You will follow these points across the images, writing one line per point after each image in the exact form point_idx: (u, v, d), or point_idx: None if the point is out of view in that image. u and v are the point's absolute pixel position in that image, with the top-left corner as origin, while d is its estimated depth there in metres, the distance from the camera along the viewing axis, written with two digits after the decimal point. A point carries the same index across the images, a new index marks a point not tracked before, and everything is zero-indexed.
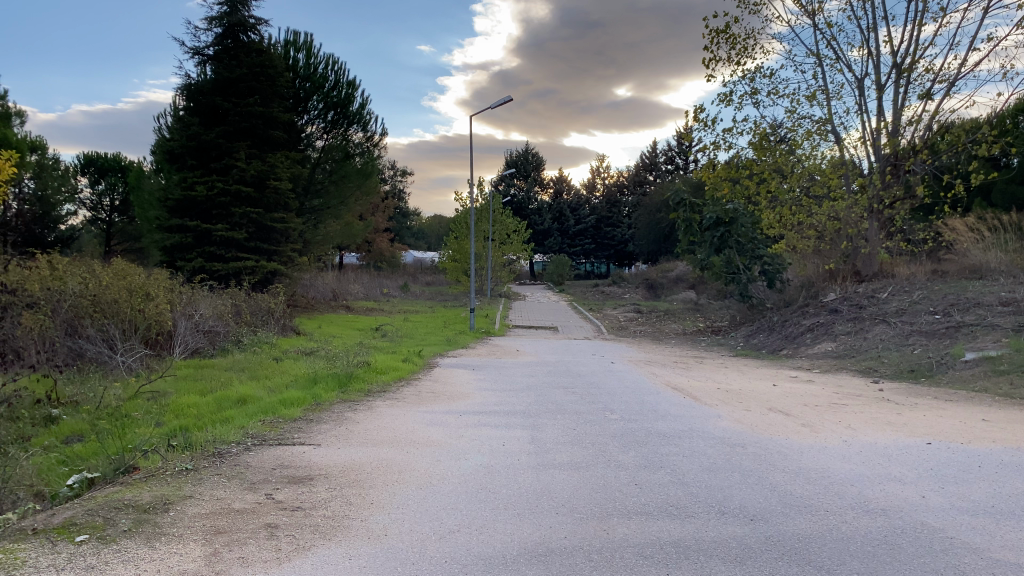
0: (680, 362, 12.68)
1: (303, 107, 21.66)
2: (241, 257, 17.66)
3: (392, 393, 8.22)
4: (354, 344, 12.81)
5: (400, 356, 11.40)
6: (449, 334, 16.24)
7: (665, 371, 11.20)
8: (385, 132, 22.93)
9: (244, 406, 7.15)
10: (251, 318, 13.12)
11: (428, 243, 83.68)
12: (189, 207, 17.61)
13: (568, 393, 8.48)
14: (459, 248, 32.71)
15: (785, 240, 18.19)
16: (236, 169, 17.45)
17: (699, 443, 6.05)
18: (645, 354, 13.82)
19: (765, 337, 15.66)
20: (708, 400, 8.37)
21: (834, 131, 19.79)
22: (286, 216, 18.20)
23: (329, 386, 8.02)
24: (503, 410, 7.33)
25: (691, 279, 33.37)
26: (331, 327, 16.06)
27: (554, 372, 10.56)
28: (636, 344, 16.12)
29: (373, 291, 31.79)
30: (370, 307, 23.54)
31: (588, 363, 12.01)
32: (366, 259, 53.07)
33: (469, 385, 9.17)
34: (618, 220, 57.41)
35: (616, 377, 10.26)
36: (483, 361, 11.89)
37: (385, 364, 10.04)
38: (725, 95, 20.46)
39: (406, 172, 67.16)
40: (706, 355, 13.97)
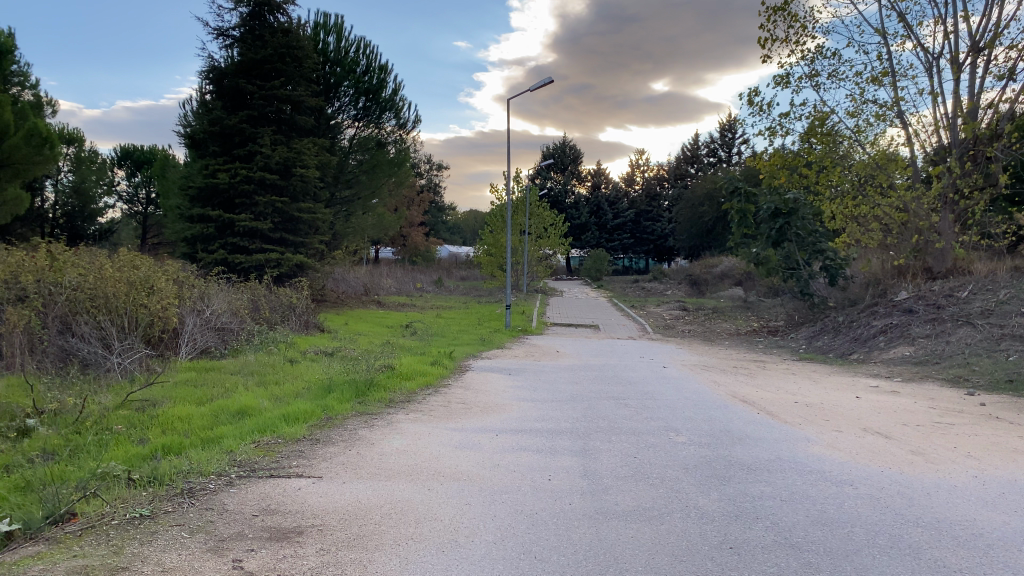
0: (740, 368, 11.40)
1: (334, 93, 20.61)
2: (266, 249, 16.67)
3: (417, 404, 7.07)
4: (380, 343, 11.73)
5: (429, 358, 10.27)
6: (484, 333, 15.07)
7: (727, 379, 9.93)
8: (419, 119, 21.82)
9: (241, 420, 6.08)
10: (270, 314, 12.11)
11: (463, 238, 82.89)
12: (212, 196, 16.68)
13: (622, 406, 7.27)
14: (495, 242, 31.54)
15: (849, 233, 16.71)
16: (260, 156, 16.45)
17: (795, 480, 4.82)
18: (699, 357, 12.53)
19: (830, 340, 14.24)
20: (786, 417, 7.11)
21: (903, 117, 18.19)
22: (313, 206, 17.16)
23: (344, 395, 6.91)
24: (547, 429, 6.13)
25: (738, 275, 31.87)
26: (357, 324, 15.00)
27: (602, 379, 9.35)
28: (688, 346, 14.82)
29: (407, 286, 30.86)
30: (402, 302, 22.51)
31: (638, 368, 10.79)
32: (401, 253, 52.22)
33: (505, 393, 8.00)
34: (658, 214, 55.99)
35: (673, 385, 9.03)
36: (521, 364, 10.70)
37: (412, 367, 8.93)
38: (783, 78, 19.01)
39: (442, 166, 66.10)
40: (766, 359, 12.63)
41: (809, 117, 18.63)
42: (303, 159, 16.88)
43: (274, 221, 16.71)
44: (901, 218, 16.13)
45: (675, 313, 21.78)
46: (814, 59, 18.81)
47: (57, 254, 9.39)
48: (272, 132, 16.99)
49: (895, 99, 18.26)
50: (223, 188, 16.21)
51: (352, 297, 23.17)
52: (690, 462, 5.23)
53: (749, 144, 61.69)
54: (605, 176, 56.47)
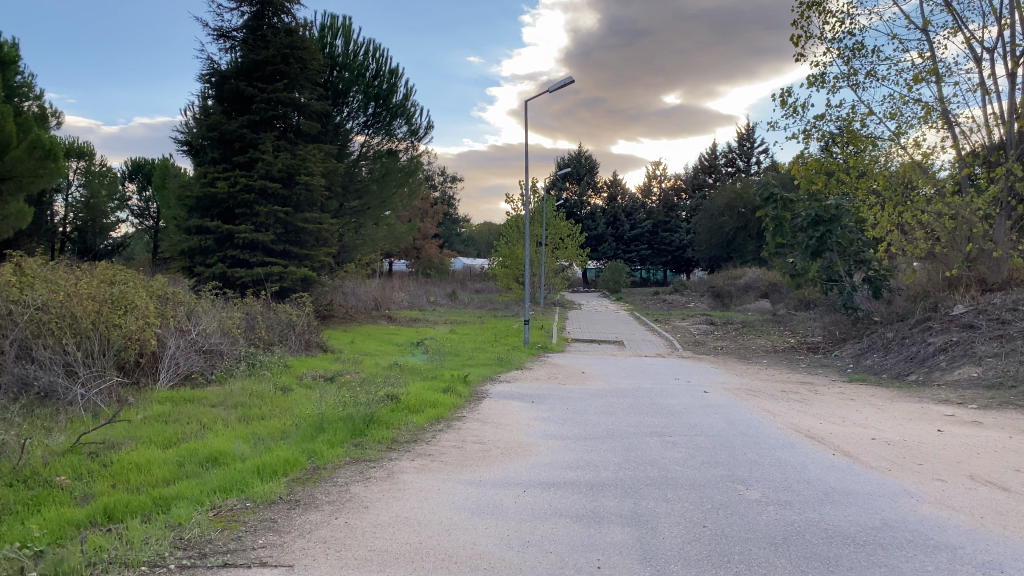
0: (789, 393, 10.17)
1: (342, 99, 19.56)
2: (267, 262, 15.58)
3: (424, 447, 5.89)
4: (387, 366, 10.60)
5: (441, 383, 9.10)
6: (500, 351, 13.88)
7: (781, 407, 8.70)
8: (431, 125, 20.69)
9: (209, 472, 4.93)
10: (267, 333, 10.99)
11: (477, 251, 82.21)
12: (211, 205, 15.64)
13: (672, 450, 6.06)
14: (511, 254, 30.37)
15: (896, 242, 15.41)
16: (261, 163, 15.41)
17: (924, 564, 3.61)
18: (741, 380, 11.31)
19: (881, 359, 12.97)
20: (870, 459, 5.90)
21: (951, 118, 16.91)
22: (318, 216, 16.07)
23: (336, 435, 5.73)
24: (583, 484, 4.93)
25: (765, 288, 30.58)
26: (363, 342, 13.89)
27: (639, 409, 8.14)
28: (724, 366, 13.60)
29: (421, 300, 29.75)
30: (414, 318, 21.39)
31: (676, 394, 9.57)
32: (414, 266, 51.21)
33: (529, 429, 6.82)
34: (676, 225, 54.86)
35: (722, 416, 7.83)
36: (543, 389, 9.51)
37: (421, 396, 7.77)
38: (817, 77, 17.84)
39: (456, 178, 65.15)
40: (815, 382, 11.36)
41: (847, 119, 17.42)
42: (308, 166, 15.83)
43: (276, 232, 15.62)
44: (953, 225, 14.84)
45: (703, 328, 20.54)
46: (852, 57, 17.58)
47: (21, 268, 8.28)
48: (274, 138, 15.97)
49: (942, 99, 16.99)
50: (222, 197, 15.15)
51: (362, 312, 22.07)
52: (778, 534, 4.02)
53: (768, 153, 60.49)
54: (622, 187, 55.18)
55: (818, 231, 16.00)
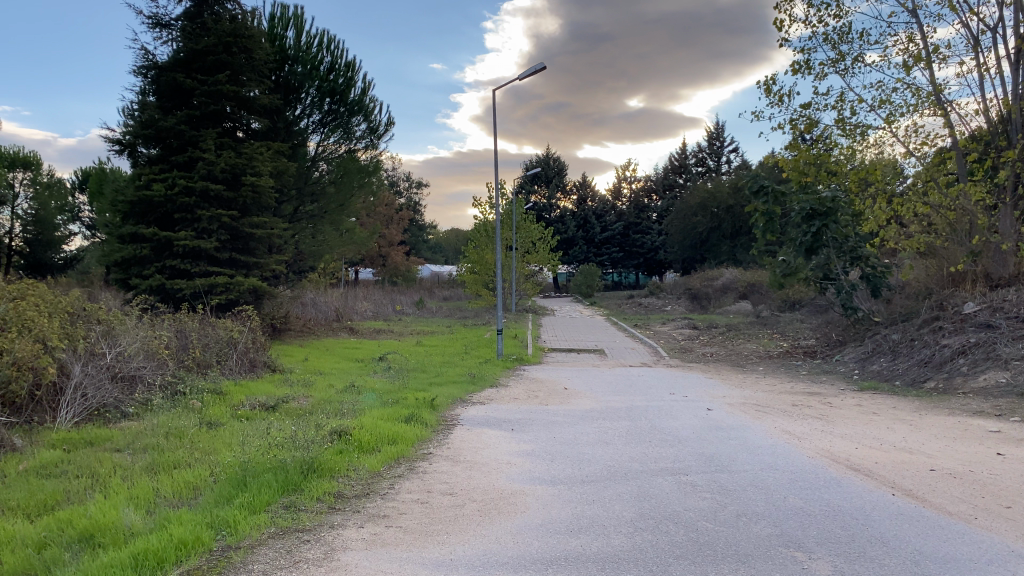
0: (801, 408, 8.97)
1: (295, 94, 18.10)
2: (211, 272, 14.13)
3: (376, 505, 4.55)
4: (343, 389, 9.22)
5: (404, 409, 7.75)
6: (472, 365, 12.55)
7: (800, 428, 7.47)
8: (392, 120, 19.31)
9: (74, 560, 3.54)
10: (203, 354, 9.55)
11: (445, 257, 80.87)
12: (148, 210, 14.12)
13: (697, 499, 4.78)
14: (481, 259, 29.06)
15: (892, 237, 14.35)
16: (202, 162, 13.98)
17: None
18: (743, 393, 10.09)
19: (890, 364, 11.85)
20: (943, 503, 4.67)
21: (945, 104, 15.96)
22: (267, 221, 14.68)
23: (261, 496, 4.36)
24: (590, 563, 3.61)
25: (742, 289, 29.66)
26: (318, 359, 12.47)
27: (637, 436, 6.85)
28: (719, 375, 12.41)
29: (387, 309, 28.29)
30: (377, 329, 19.99)
31: (675, 413, 8.34)
32: (381, 274, 49.63)
33: (512, 470, 5.49)
34: (647, 226, 54.06)
35: (739, 443, 6.56)
36: (523, 412, 8.19)
37: (378, 428, 6.41)
38: (802, 63, 16.80)
39: (422, 184, 63.58)
40: (824, 394, 10.18)
41: (834, 107, 16.41)
42: (254, 166, 14.45)
43: (221, 239, 14.18)
44: (952, 217, 13.79)
45: (685, 333, 19.39)
46: (839, 42, 16.55)
47: None
48: (217, 136, 14.56)
49: (934, 84, 16.04)
50: (158, 201, 13.65)
51: (321, 325, 20.58)
52: None
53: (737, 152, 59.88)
54: (591, 189, 54.08)
55: (814, 225, 14.59)
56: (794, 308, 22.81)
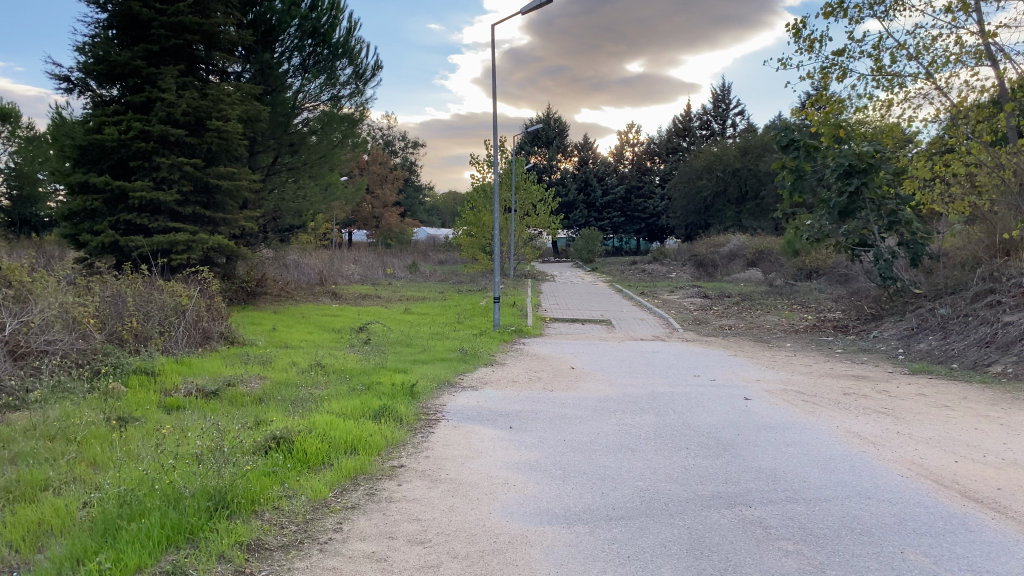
0: (856, 397, 7.47)
1: (272, 34, 16.34)
2: (172, 228, 12.56)
3: (308, 566, 3.07)
4: (308, 367, 7.72)
5: (375, 398, 6.22)
6: (464, 338, 11.08)
7: (871, 428, 5.96)
8: (381, 65, 17.60)
9: None
10: (140, 324, 7.99)
11: (441, 221, 79.35)
12: (101, 157, 12.46)
13: (786, 559, 3.28)
14: (477, 221, 27.53)
15: (937, 198, 12.67)
16: (160, 103, 12.34)
17: None
18: (780, 378, 8.62)
19: (940, 342, 10.35)
20: None
21: (995, 51, 14.27)
22: (236, 171, 13.10)
23: (127, 557, 2.89)
24: None
25: (751, 256, 28.30)
26: (287, 329, 10.93)
27: (668, 440, 5.36)
28: (744, 353, 10.94)
29: (377, 273, 26.71)
30: (363, 294, 18.45)
31: (706, 403, 6.84)
32: (375, 236, 47.89)
33: (509, 498, 3.98)
34: (649, 191, 52.68)
35: (801, 453, 5.09)
36: (521, 402, 6.65)
37: (333, 430, 4.89)
38: (837, 6, 15.10)
39: (419, 144, 61.58)
40: (873, 379, 8.72)
41: (870, 55, 14.75)
42: (221, 109, 12.86)
43: (183, 190, 12.58)
44: (1000, 178, 11.66)
45: (697, 302, 17.89)
46: None
47: None
48: (178, 74, 12.93)
49: (983, 29, 14.33)
50: (110, 146, 12.01)
51: (302, 288, 19.03)
52: None
53: (744, 115, 57.99)
54: (593, 150, 52.19)
55: (851, 183, 12.94)
56: (812, 278, 21.31)
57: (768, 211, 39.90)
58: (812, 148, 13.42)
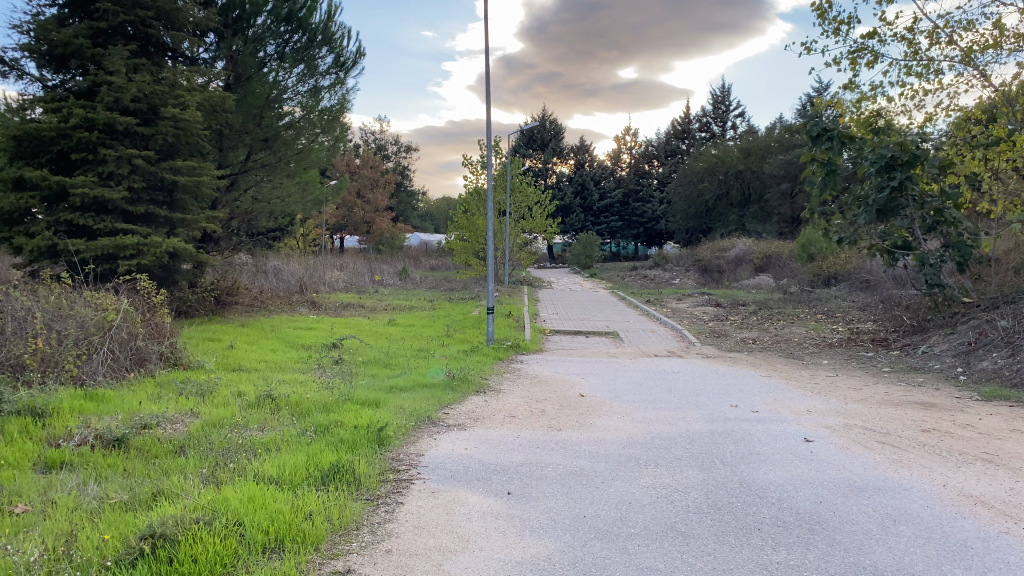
0: (941, 436, 5.96)
1: (243, 16, 14.82)
2: (121, 231, 11.06)
3: None
4: (257, 400, 6.22)
5: (327, 448, 4.70)
6: (454, 356, 9.55)
7: (994, 490, 4.43)
8: (364, 52, 16.06)
9: None
10: (48, 347, 6.46)
11: (434, 226, 77.98)
12: (39, 149, 10.92)
13: None
14: (470, 225, 26.05)
15: (989, 195, 11.14)
16: (106, 88, 10.83)
17: None
18: (833, 408, 7.12)
19: (1009, 359, 8.87)
20: None
21: None
22: (195, 165, 11.61)
23: None
24: None
25: (758, 261, 26.97)
26: (245, 347, 9.38)
27: (730, 515, 3.84)
28: (778, 372, 9.44)
29: (364, 280, 25.18)
30: (345, 303, 16.88)
31: (759, 449, 5.34)
32: (366, 242, 46.29)
33: None
34: (648, 194, 51.44)
35: (923, 542, 3.57)
36: (522, 451, 5.09)
37: (248, 511, 3.38)
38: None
39: (412, 148, 59.99)
40: (945, 408, 7.22)
41: (904, 37, 13.29)
42: (178, 96, 11.40)
43: (133, 187, 11.08)
44: None
45: (710, 311, 16.41)
46: None
47: None
48: (128, 56, 11.46)
49: None
50: (47, 136, 10.42)
51: (279, 298, 17.47)
52: None
53: (744, 118, 56.85)
54: (590, 152, 50.74)
55: (894, 178, 10.98)
56: (830, 284, 19.88)
57: (772, 214, 38.76)
58: (849, 138, 11.58)
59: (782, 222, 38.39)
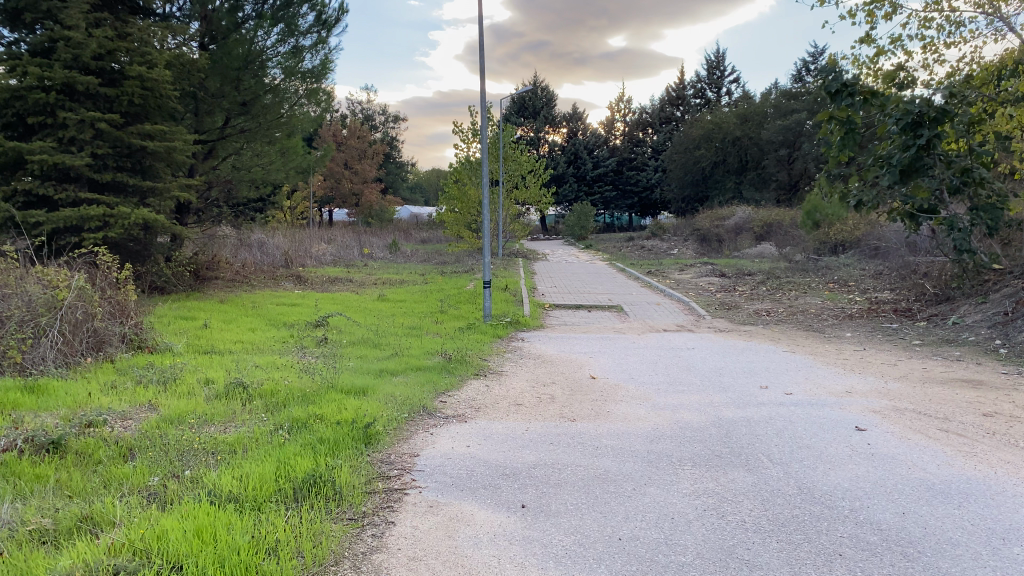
0: (1006, 420, 5.24)
1: None
2: (86, 201, 10.20)
3: None
4: (226, 389, 5.43)
5: (302, 451, 3.94)
6: (449, 334, 8.78)
7: None
8: (347, 10, 15.06)
9: None
10: None
11: (424, 197, 76.93)
12: None
13: None
14: (463, 195, 25.17)
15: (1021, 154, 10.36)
16: (64, 44, 9.88)
17: None
18: (872, 388, 6.40)
19: None
20: None
21: None
22: (165, 129, 10.71)
23: None
24: None
25: (759, 229, 26.25)
26: (220, 327, 8.57)
27: (798, 536, 3.11)
28: (801, 347, 8.72)
29: (353, 253, 24.32)
30: (332, 277, 16.09)
31: (807, 442, 4.60)
32: (355, 215, 45.29)
33: None
34: (642, 163, 50.54)
35: None
36: (533, 448, 4.32)
37: (193, 549, 2.62)
38: None
39: (401, 118, 58.67)
40: (996, 386, 6.51)
41: None
42: (144, 54, 10.49)
43: (97, 154, 10.19)
44: None
45: (715, 282, 15.67)
46: None
47: None
48: (89, 11, 10.50)
49: None
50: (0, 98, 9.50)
51: (263, 272, 16.61)
52: None
53: (739, 84, 55.84)
54: (582, 121, 49.69)
55: (921, 136, 10.12)
56: (837, 252, 19.15)
57: (770, 182, 38.04)
58: (872, 94, 10.68)
59: (779, 190, 37.70)
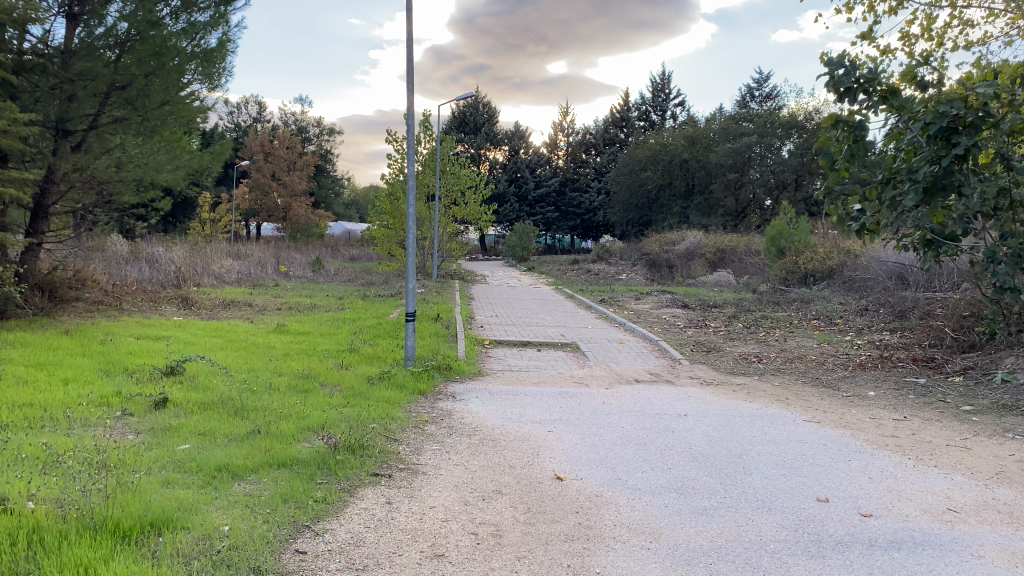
0: None
1: None
2: None
3: None
4: None
5: None
6: (351, 390, 6.33)
7: None
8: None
9: None
10: None
11: (359, 214, 74.23)
12: None
13: None
14: (394, 210, 22.73)
15: None
16: None
17: None
18: (975, 499, 4.21)
19: None
20: None
21: None
22: None
23: None
24: None
25: (713, 255, 24.55)
26: (13, 379, 5.93)
27: None
28: (823, 413, 6.58)
29: (268, 271, 21.62)
30: (228, 300, 13.47)
31: None
32: (283, 230, 42.33)
33: None
34: (585, 184, 48.93)
35: None
36: None
37: None
38: None
39: (336, 130, 55.74)
40: None
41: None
42: None
43: None
44: None
45: (681, 316, 13.53)
46: None
47: None
48: None
49: None
50: None
51: (144, 293, 13.83)
52: None
53: (684, 107, 54.89)
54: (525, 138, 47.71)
55: (955, 144, 8.01)
56: (807, 282, 17.29)
57: (719, 206, 36.76)
58: (891, 93, 8.61)
59: (727, 216, 36.41)
